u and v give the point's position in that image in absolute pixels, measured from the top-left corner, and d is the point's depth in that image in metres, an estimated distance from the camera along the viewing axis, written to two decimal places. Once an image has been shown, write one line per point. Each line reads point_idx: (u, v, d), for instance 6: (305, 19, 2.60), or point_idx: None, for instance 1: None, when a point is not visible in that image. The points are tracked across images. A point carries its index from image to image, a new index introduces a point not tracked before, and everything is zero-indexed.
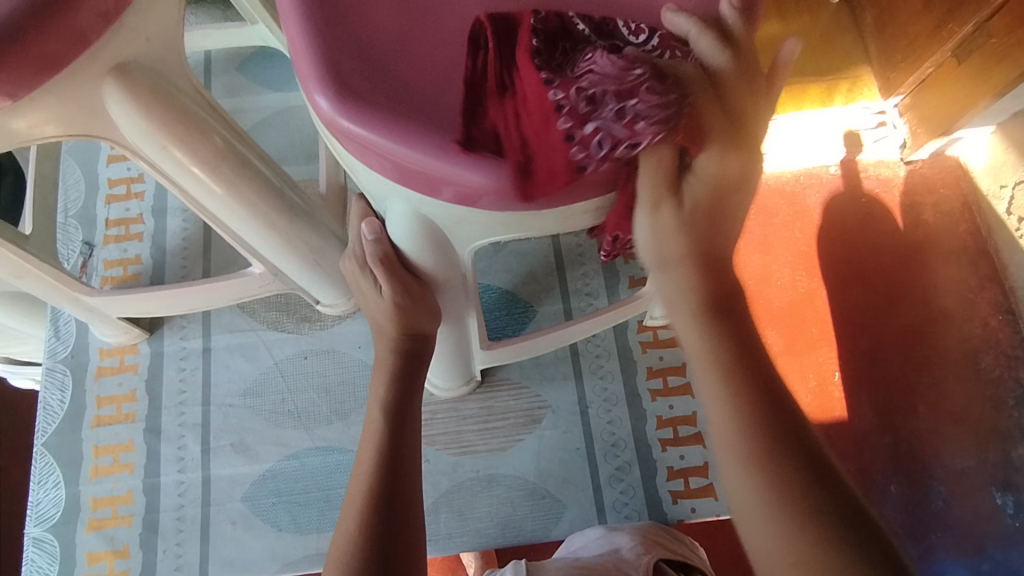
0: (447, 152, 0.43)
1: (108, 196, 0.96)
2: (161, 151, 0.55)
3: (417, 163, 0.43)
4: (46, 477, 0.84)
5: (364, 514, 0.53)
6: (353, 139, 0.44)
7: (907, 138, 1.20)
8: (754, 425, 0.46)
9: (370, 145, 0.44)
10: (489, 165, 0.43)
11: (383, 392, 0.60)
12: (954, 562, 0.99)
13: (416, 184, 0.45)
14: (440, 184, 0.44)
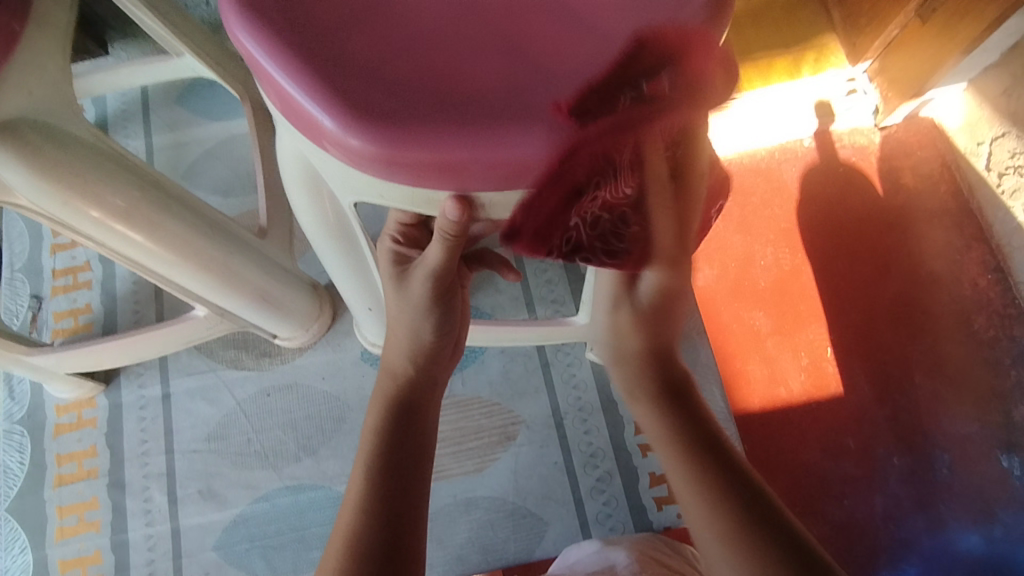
0: (394, 140, 0.39)
1: (54, 246, 0.93)
2: (63, 207, 0.52)
3: (359, 147, 0.40)
4: (11, 543, 0.81)
5: (346, 557, 0.47)
6: (312, 128, 0.41)
7: (879, 103, 1.18)
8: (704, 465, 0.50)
9: (328, 134, 0.41)
10: (426, 154, 0.39)
11: (374, 420, 0.56)
12: (965, 529, 0.96)
13: (298, 124, 0.42)
14: (399, 171, 0.40)
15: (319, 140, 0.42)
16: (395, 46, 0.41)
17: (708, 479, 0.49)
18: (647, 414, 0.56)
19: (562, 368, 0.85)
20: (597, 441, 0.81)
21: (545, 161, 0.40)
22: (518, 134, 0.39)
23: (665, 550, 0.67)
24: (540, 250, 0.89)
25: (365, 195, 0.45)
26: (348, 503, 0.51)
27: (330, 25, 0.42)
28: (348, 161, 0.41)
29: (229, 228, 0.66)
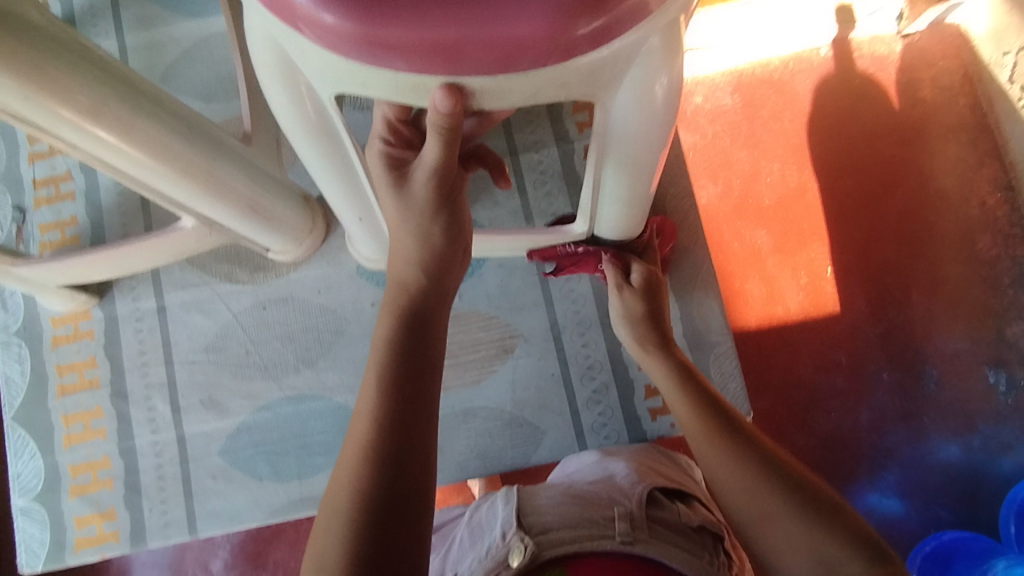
0: (367, 9, 0.36)
1: (31, 155, 0.89)
2: (26, 101, 0.48)
3: (330, 23, 0.37)
4: (21, 448, 0.83)
5: (360, 464, 0.46)
6: (278, 5, 0.38)
7: (904, 6, 1.10)
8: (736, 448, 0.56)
9: (297, 10, 0.37)
10: (401, 24, 0.36)
11: (384, 327, 0.54)
12: (947, 440, 0.99)
13: (266, 6, 0.39)
14: (370, 46, 0.37)
15: (298, 26, 0.38)
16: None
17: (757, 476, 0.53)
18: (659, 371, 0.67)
19: (561, 283, 0.83)
20: (595, 354, 0.81)
21: (543, 41, 0.37)
22: (516, 11, 0.36)
23: (664, 463, 0.71)
24: (539, 161, 0.86)
25: (347, 91, 0.42)
26: (359, 411, 0.50)
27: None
28: (323, 44, 0.38)
29: (210, 130, 0.63)
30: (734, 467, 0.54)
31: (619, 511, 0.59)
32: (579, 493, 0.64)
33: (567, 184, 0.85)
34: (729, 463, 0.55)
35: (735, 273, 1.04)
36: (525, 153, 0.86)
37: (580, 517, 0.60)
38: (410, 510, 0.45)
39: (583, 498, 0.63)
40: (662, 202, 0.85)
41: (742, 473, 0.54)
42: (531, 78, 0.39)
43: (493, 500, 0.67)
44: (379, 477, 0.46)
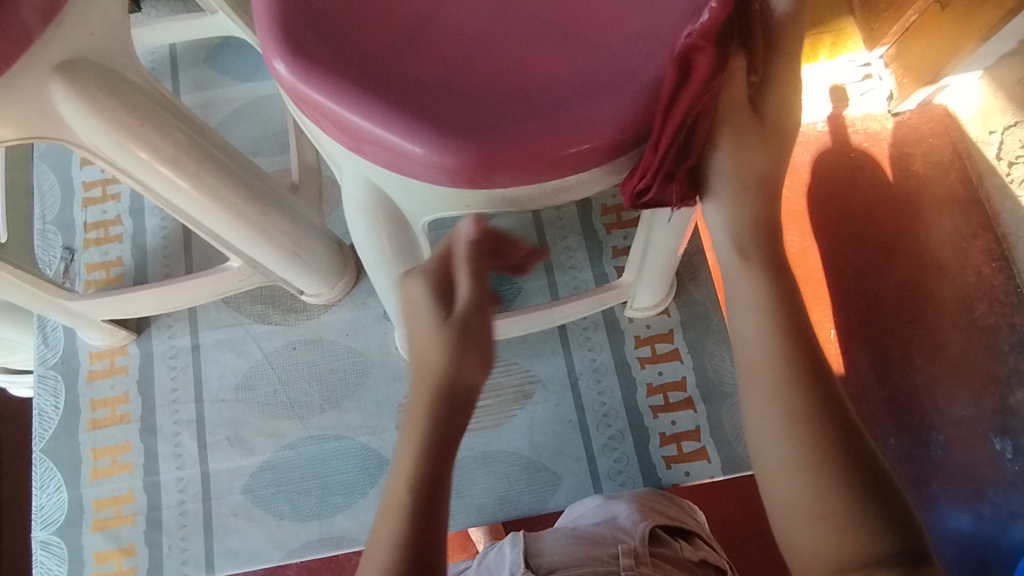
0: (431, 130, 0.39)
1: (84, 200, 0.95)
2: (118, 148, 0.54)
3: (398, 146, 0.39)
4: (48, 481, 0.85)
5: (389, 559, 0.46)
6: (347, 130, 0.40)
7: (894, 88, 1.19)
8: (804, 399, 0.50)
9: (365, 134, 0.40)
10: (464, 144, 0.39)
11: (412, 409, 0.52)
12: (955, 508, 1.00)
13: (336, 133, 0.41)
14: (435, 169, 0.40)
15: (401, 165, 0.41)
16: (457, 48, 0.41)
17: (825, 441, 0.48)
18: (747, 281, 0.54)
19: (578, 332, 0.87)
20: (611, 402, 0.84)
21: (628, 141, 0.41)
22: (602, 116, 0.39)
23: (665, 502, 0.71)
24: (559, 217, 0.91)
25: (407, 197, 0.46)
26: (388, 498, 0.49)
27: (384, 45, 0.40)
28: (390, 163, 0.41)
29: (267, 181, 0.69)
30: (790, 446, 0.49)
31: (623, 548, 0.60)
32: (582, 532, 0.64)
33: (585, 239, 0.90)
34: (783, 425, 0.50)
35: None
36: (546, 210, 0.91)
37: (586, 555, 0.60)
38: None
39: (590, 541, 0.63)
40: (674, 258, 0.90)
41: (800, 455, 0.48)
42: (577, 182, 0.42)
43: (498, 548, 0.64)
44: None
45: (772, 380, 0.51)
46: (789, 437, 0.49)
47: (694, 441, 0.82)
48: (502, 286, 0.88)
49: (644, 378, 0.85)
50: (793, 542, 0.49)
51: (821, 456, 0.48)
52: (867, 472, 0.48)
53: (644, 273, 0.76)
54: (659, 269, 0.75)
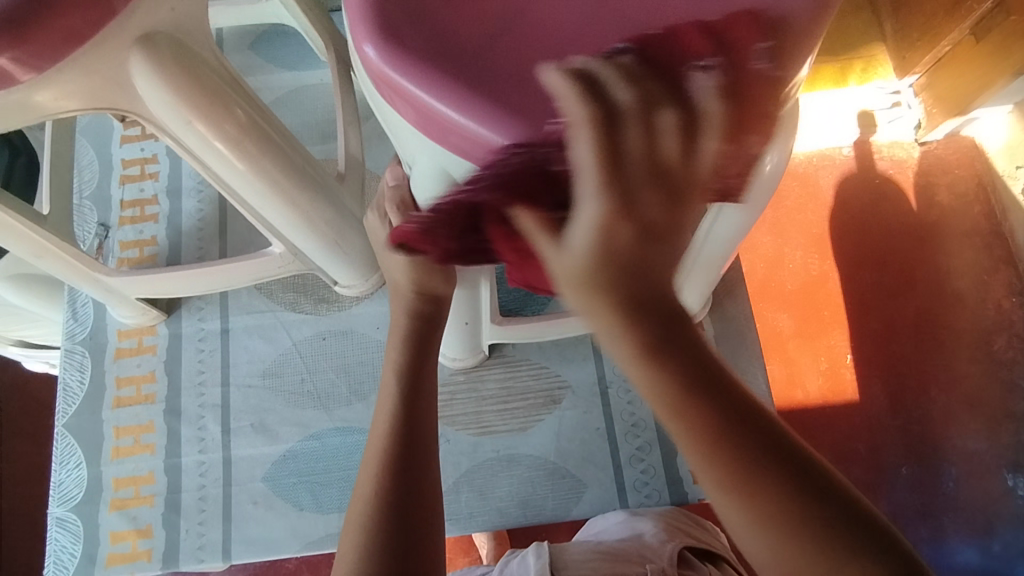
0: (515, 125, 0.38)
1: (122, 177, 0.95)
2: (185, 125, 0.54)
3: (482, 139, 0.39)
4: (68, 457, 0.84)
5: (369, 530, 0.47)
6: (430, 120, 0.40)
7: (922, 117, 1.18)
8: (726, 469, 0.36)
9: (449, 126, 0.39)
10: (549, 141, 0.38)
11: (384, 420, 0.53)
12: (964, 543, 0.99)
13: (418, 121, 0.41)
14: (514, 166, 0.39)
15: (481, 158, 0.40)
16: (546, 41, 0.40)
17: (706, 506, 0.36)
18: (618, 342, 0.36)
19: None
20: (640, 412, 0.84)
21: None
22: None
23: (691, 523, 0.70)
24: None
25: None
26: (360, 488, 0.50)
27: (473, 37, 0.40)
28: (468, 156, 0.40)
29: (319, 169, 0.68)
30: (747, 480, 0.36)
31: (651, 567, 0.60)
32: (606, 548, 0.65)
33: None
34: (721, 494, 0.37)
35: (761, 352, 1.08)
36: None
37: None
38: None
39: (615, 557, 0.63)
40: None
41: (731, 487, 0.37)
42: None
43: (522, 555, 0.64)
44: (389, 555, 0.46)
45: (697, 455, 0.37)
46: (763, 534, 0.36)
47: None
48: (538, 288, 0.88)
49: None
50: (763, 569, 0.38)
51: (753, 482, 0.36)
52: (855, 528, 0.36)
53: (683, 287, 0.75)
54: (699, 284, 0.74)
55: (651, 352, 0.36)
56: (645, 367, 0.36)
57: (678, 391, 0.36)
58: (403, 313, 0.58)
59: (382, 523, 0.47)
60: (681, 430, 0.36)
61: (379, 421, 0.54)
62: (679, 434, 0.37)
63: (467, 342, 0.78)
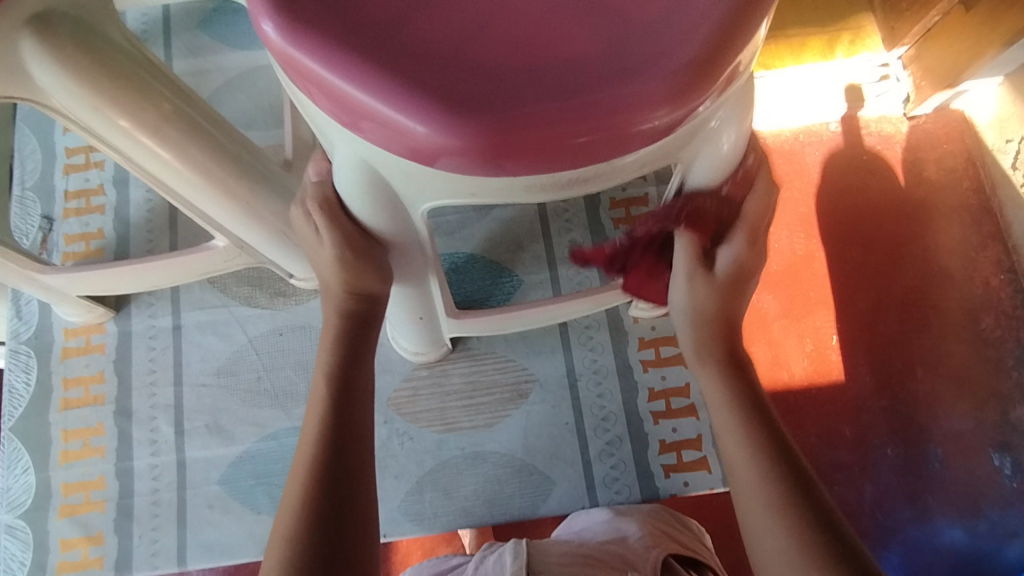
0: (432, 108, 0.33)
1: (66, 166, 0.90)
2: (94, 113, 0.50)
3: (399, 126, 0.34)
4: (14, 462, 0.81)
5: (291, 545, 0.46)
6: (340, 104, 0.35)
7: (910, 91, 1.14)
8: (762, 460, 0.52)
9: (361, 111, 0.35)
10: (471, 126, 0.33)
11: (314, 426, 0.52)
12: (950, 523, 0.97)
13: (329, 106, 0.36)
14: (438, 155, 0.35)
15: (403, 147, 0.36)
16: (466, 7, 0.35)
17: (776, 483, 0.51)
18: (717, 398, 0.57)
19: (580, 330, 0.83)
20: (610, 405, 0.81)
21: (664, 124, 0.35)
22: (628, 99, 0.34)
23: (675, 527, 0.67)
24: (565, 208, 0.86)
25: (407, 184, 0.41)
26: (285, 502, 0.49)
27: (382, 5, 0.35)
28: (387, 143, 0.36)
29: (260, 157, 0.63)
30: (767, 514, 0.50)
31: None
32: (590, 551, 0.60)
33: (591, 233, 0.86)
34: (755, 473, 0.52)
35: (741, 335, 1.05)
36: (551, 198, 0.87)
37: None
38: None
39: (598, 561, 0.58)
40: None
41: (767, 499, 0.50)
42: (594, 169, 0.37)
43: (500, 550, 0.59)
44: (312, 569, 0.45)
45: (737, 442, 0.54)
46: (761, 491, 0.51)
47: (694, 450, 0.79)
48: (504, 279, 0.84)
49: (646, 382, 0.81)
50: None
51: (772, 474, 0.51)
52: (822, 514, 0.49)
53: None
54: None
55: (731, 375, 0.57)
56: (727, 387, 0.57)
57: (748, 425, 0.54)
58: (334, 311, 0.55)
59: (308, 534, 0.47)
60: (761, 442, 0.53)
61: (307, 429, 0.52)
62: (747, 442, 0.53)
63: (428, 335, 0.74)
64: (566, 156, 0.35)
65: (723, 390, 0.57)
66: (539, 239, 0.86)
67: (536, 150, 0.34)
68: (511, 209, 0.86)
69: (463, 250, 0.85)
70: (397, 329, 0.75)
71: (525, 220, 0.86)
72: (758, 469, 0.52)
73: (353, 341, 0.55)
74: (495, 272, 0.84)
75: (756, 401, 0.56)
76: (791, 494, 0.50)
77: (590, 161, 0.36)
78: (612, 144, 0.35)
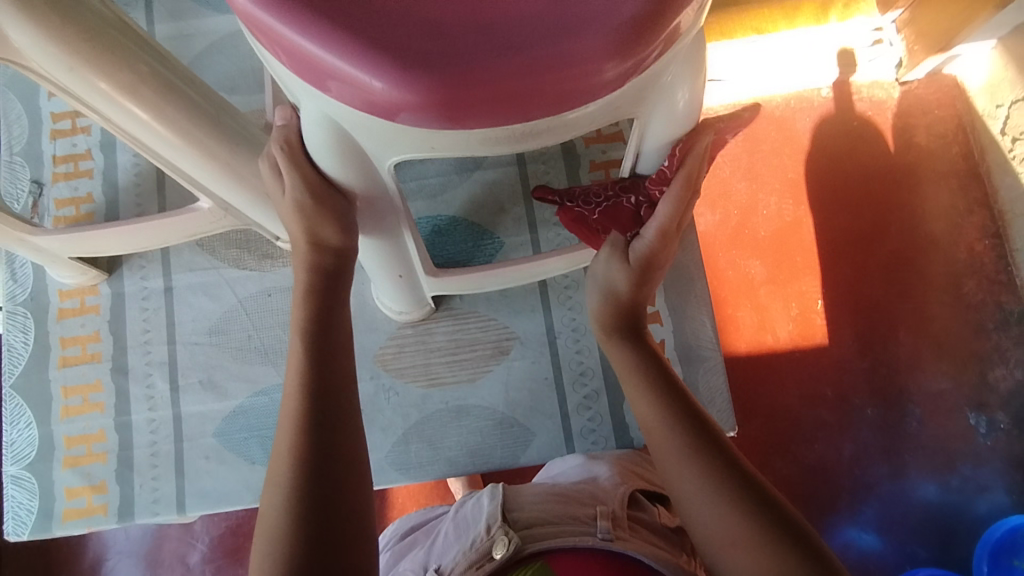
0: (386, 67, 0.35)
1: (54, 132, 0.91)
2: (72, 75, 0.51)
3: (359, 83, 0.36)
4: (17, 417, 0.84)
5: (290, 487, 0.51)
6: (301, 61, 0.37)
7: (904, 56, 1.15)
8: (684, 440, 0.56)
9: (321, 68, 0.37)
10: (424, 83, 0.36)
11: (297, 379, 0.56)
12: (924, 478, 1.02)
13: (290, 62, 0.38)
14: (397, 110, 0.37)
15: (364, 103, 0.38)
16: None
17: (699, 457, 0.54)
18: (632, 388, 0.60)
19: (559, 290, 0.86)
20: (588, 361, 0.84)
21: (607, 79, 0.37)
22: (570, 57, 0.35)
23: (644, 467, 0.71)
24: (546, 171, 0.88)
25: (371, 142, 0.43)
26: (278, 451, 0.53)
27: None
28: (349, 100, 0.38)
29: (239, 119, 0.65)
30: (683, 468, 0.55)
31: (602, 511, 0.60)
32: (563, 490, 0.64)
33: None
34: (683, 459, 0.55)
35: (728, 301, 1.08)
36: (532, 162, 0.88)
37: (564, 514, 0.59)
38: (351, 535, 0.51)
39: (570, 498, 0.62)
40: None
41: (698, 482, 0.53)
42: (542, 123, 0.39)
43: (478, 496, 0.64)
44: (309, 506, 0.50)
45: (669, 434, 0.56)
46: (688, 470, 0.54)
47: None
48: (485, 241, 0.86)
49: None
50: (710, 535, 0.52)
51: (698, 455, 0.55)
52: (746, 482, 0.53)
53: None
54: None
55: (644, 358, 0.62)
56: (639, 371, 0.60)
57: (672, 408, 0.58)
58: (304, 267, 0.58)
59: (301, 478, 0.51)
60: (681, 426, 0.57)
61: (290, 380, 0.56)
62: (677, 438, 0.56)
63: (410, 295, 0.77)
64: (515, 111, 0.37)
65: (642, 383, 0.60)
66: (520, 202, 0.88)
67: (485, 104, 0.37)
68: (492, 172, 0.88)
69: (445, 213, 0.87)
70: (379, 286, 0.77)
71: (506, 184, 0.88)
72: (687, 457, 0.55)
73: (324, 293, 0.59)
74: (477, 234, 0.87)
75: (667, 382, 0.60)
76: (722, 470, 0.53)
77: (537, 116, 0.38)
78: (557, 99, 0.37)
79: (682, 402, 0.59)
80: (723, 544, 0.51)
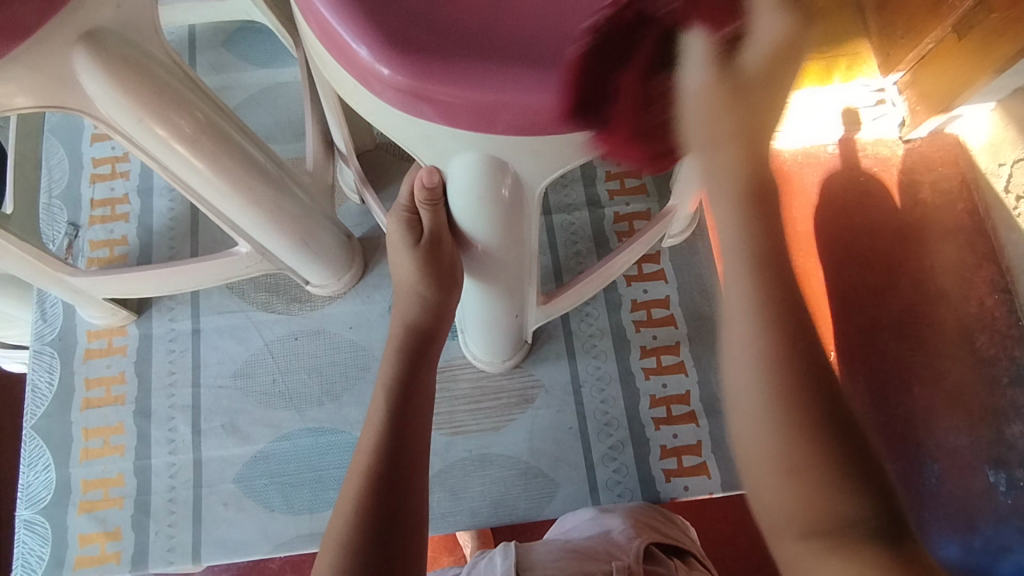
0: (488, 79, 0.37)
1: (93, 176, 0.94)
2: (138, 125, 0.54)
3: (461, 100, 0.38)
4: (36, 459, 0.83)
5: (353, 528, 0.51)
6: (397, 88, 0.38)
7: (906, 115, 1.19)
8: (778, 383, 0.48)
9: (420, 92, 0.38)
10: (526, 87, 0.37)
11: (377, 422, 0.57)
12: (948, 538, 0.99)
13: (382, 91, 0.39)
14: (499, 116, 0.38)
15: (463, 121, 0.39)
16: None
17: (793, 415, 0.48)
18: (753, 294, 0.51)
19: (584, 338, 0.86)
20: (613, 411, 0.83)
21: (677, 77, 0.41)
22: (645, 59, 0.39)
23: (661, 519, 0.69)
24: (571, 223, 0.90)
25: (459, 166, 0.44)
26: (343, 497, 0.54)
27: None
28: (446, 119, 0.39)
29: (281, 166, 0.68)
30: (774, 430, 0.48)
31: (617, 566, 0.59)
32: (577, 547, 0.63)
33: (596, 245, 0.89)
34: (768, 407, 0.48)
35: None
36: (558, 215, 0.91)
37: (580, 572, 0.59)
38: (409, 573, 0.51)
39: (584, 555, 0.62)
40: (685, 272, 0.89)
41: (779, 446, 0.48)
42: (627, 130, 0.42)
43: (489, 556, 0.63)
44: (369, 550, 0.50)
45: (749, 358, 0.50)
46: (768, 426, 0.48)
47: (694, 456, 0.82)
48: None
49: (647, 389, 0.84)
50: (769, 503, 0.49)
51: (794, 415, 0.48)
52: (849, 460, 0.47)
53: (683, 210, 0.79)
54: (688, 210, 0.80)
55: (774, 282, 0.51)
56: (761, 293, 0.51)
57: (779, 347, 0.49)
58: (402, 326, 0.61)
59: (369, 521, 0.52)
60: (780, 365, 0.49)
61: (373, 415, 0.58)
62: (761, 368, 0.49)
63: (500, 344, 0.78)
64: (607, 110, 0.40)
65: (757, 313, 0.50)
66: (547, 251, 0.89)
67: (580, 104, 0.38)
68: None
69: None
70: (469, 334, 0.79)
71: None
72: (775, 415, 0.48)
73: (415, 355, 0.61)
74: None
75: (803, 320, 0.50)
76: (817, 440, 0.47)
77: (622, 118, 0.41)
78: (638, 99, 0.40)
79: (801, 348, 0.50)
80: (783, 510, 0.47)
